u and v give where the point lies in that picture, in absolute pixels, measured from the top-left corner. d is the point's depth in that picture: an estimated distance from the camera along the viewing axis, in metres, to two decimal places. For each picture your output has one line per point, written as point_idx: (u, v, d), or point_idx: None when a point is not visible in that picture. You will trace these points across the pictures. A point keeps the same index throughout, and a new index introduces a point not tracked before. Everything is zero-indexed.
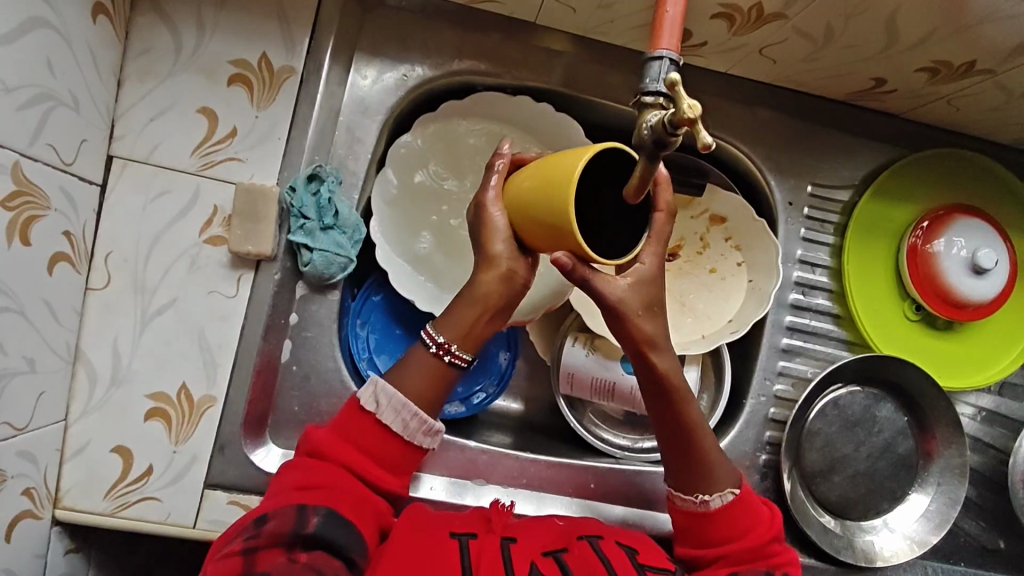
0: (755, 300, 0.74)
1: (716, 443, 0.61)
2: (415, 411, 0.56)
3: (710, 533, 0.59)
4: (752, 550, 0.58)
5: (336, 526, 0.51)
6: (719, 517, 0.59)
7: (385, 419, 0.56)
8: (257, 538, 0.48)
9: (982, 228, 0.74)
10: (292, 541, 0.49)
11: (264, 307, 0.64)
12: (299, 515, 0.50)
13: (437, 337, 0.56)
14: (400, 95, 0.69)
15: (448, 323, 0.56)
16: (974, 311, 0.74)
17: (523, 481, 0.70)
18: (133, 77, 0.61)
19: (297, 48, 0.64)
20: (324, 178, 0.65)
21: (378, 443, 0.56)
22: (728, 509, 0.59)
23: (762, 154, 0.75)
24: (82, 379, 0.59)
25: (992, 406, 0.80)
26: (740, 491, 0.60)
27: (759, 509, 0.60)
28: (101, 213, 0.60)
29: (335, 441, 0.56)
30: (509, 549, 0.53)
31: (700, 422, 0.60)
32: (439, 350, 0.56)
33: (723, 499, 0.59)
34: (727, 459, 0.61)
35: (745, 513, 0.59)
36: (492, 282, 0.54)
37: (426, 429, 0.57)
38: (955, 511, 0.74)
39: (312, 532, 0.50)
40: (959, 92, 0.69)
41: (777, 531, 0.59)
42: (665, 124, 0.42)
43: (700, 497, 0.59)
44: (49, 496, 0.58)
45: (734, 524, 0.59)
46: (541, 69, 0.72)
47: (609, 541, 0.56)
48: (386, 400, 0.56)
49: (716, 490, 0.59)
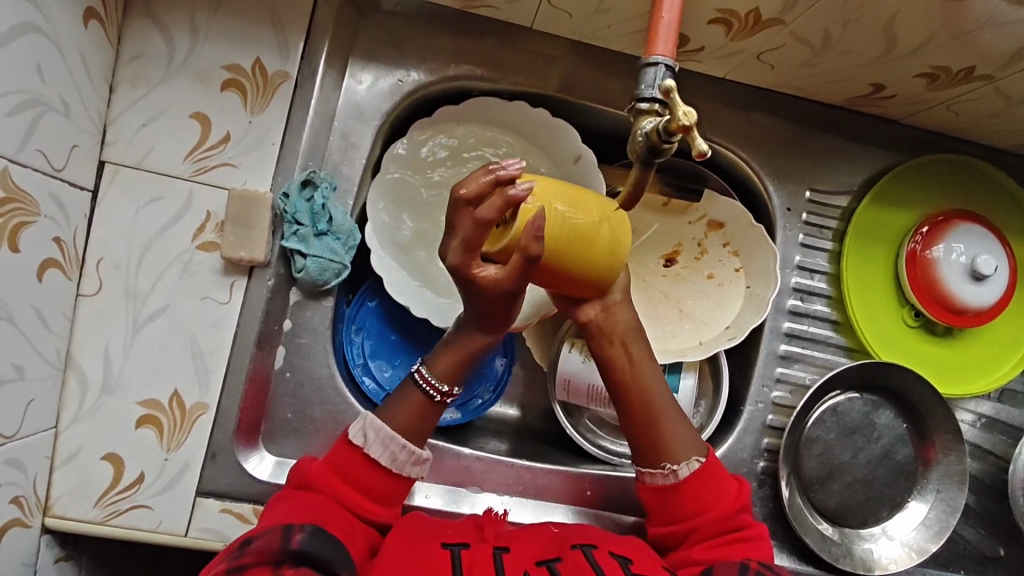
0: (752, 307, 0.73)
1: (673, 411, 0.61)
2: (421, 453, 0.58)
3: (681, 506, 0.59)
4: (722, 522, 0.58)
5: (322, 543, 0.50)
6: (690, 486, 0.59)
7: (374, 455, 0.57)
8: (243, 557, 0.46)
9: (981, 233, 0.74)
10: (280, 557, 0.47)
11: (256, 314, 0.63)
12: (284, 533, 0.49)
13: (440, 387, 0.59)
14: (395, 101, 0.69)
15: (448, 372, 0.59)
16: (973, 316, 0.73)
17: (517, 488, 0.70)
18: (125, 82, 0.61)
19: (291, 54, 0.63)
20: (318, 184, 0.64)
21: (368, 476, 0.57)
22: (695, 478, 0.59)
23: (760, 159, 0.75)
24: (73, 387, 0.59)
25: (992, 413, 0.79)
26: (706, 459, 0.60)
27: (729, 479, 0.60)
28: (92, 219, 0.59)
29: (326, 474, 0.56)
30: (502, 558, 0.53)
31: (658, 387, 0.61)
32: (444, 397, 0.59)
33: (690, 466, 0.59)
34: (689, 425, 0.61)
35: (712, 482, 0.59)
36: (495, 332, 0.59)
37: (415, 459, 0.58)
38: (955, 518, 0.73)
39: (298, 548, 0.48)
40: (958, 98, 0.69)
41: (745, 495, 0.60)
42: (659, 132, 0.43)
43: (669, 468, 0.59)
44: (38, 505, 0.57)
45: (704, 493, 0.58)
46: (537, 74, 0.71)
47: (603, 551, 0.55)
48: (388, 449, 0.57)
49: (681, 459, 0.59)
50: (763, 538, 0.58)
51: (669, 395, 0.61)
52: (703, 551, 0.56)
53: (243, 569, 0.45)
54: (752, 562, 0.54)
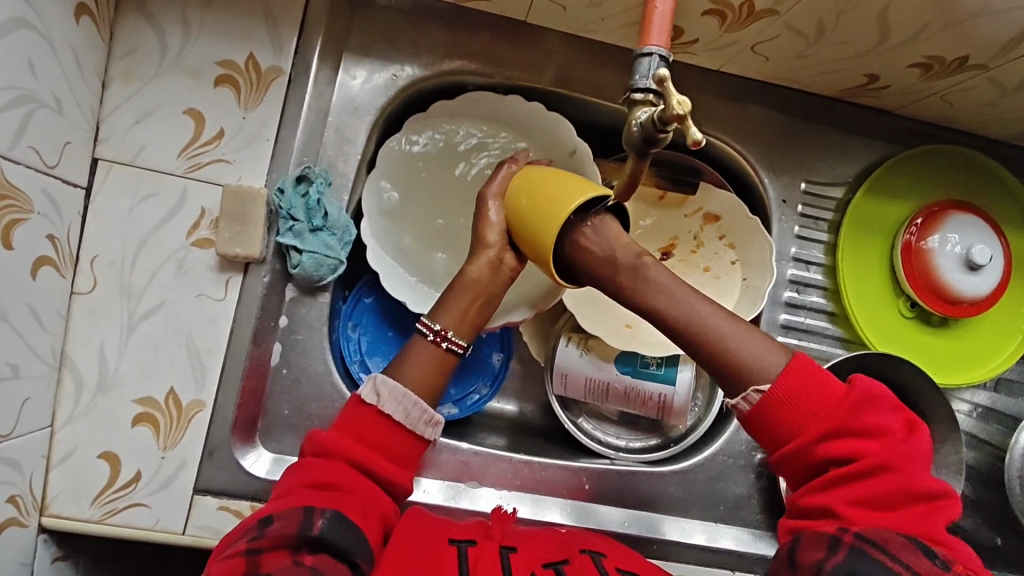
0: (749, 300, 0.73)
1: (723, 329, 0.54)
2: (417, 401, 0.56)
3: (770, 442, 0.53)
4: (819, 462, 0.51)
5: (344, 531, 0.50)
6: (760, 420, 0.52)
7: (388, 411, 0.55)
8: (261, 539, 0.48)
9: (975, 223, 0.74)
10: (297, 542, 0.48)
11: (253, 309, 0.63)
12: (304, 517, 0.49)
13: (433, 325, 0.58)
14: (391, 96, 0.69)
15: (442, 311, 0.59)
16: (969, 306, 0.73)
17: (516, 483, 0.70)
18: (117, 78, 0.60)
19: (284, 48, 0.63)
20: (313, 180, 0.64)
21: (386, 435, 0.55)
22: (764, 409, 0.52)
23: (755, 152, 0.75)
24: (68, 384, 0.58)
25: (988, 403, 0.80)
26: (772, 384, 0.52)
27: (818, 400, 0.51)
28: (86, 217, 0.59)
29: (343, 438, 0.55)
30: (509, 558, 0.52)
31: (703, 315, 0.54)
32: (437, 338, 0.58)
33: (750, 400, 0.52)
34: (744, 348, 0.53)
35: (793, 411, 0.51)
36: (482, 268, 0.60)
37: (428, 420, 0.57)
38: None
39: (318, 534, 0.49)
40: (952, 88, 0.69)
41: (846, 421, 0.51)
42: (654, 121, 0.43)
43: (726, 403, 0.53)
44: (35, 504, 0.57)
45: (788, 424, 0.52)
46: (532, 69, 0.71)
47: (612, 562, 0.54)
48: (388, 391, 0.56)
49: (740, 392, 0.53)
50: (884, 470, 0.51)
51: (708, 313, 0.54)
52: (805, 498, 0.53)
53: (261, 554, 0.47)
54: (845, 535, 0.49)
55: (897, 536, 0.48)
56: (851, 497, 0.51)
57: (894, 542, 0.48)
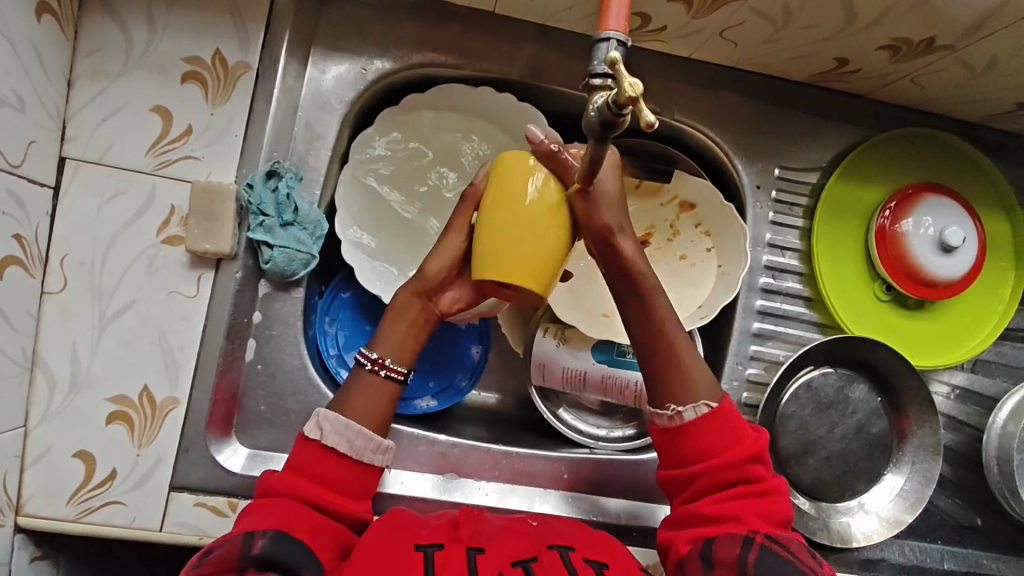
0: (723, 286, 0.73)
1: (690, 349, 0.60)
2: (359, 430, 0.56)
3: (685, 452, 0.59)
4: (731, 472, 0.57)
5: (287, 545, 0.50)
6: (694, 430, 0.58)
7: (331, 444, 0.55)
8: (203, 566, 0.48)
9: (948, 205, 0.75)
10: (241, 564, 0.48)
11: (225, 307, 0.63)
12: (246, 539, 0.49)
13: (371, 354, 0.58)
14: (360, 90, 0.69)
15: (380, 339, 0.59)
16: (944, 288, 0.74)
17: (495, 474, 0.70)
18: (83, 77, 0.60)
19: (251, 43, 0.63)
20: (283, 175, 0.64)
21: (331, 468, 0.55)
22: (704, 421, 0.58)
23: (728, 138, 0.75)
24: (40, 384, 0.58)
25: (966, 384, 0.80)
26: (716, 404, 0.59)
27: (739, 428, 0.59)
28: (54, 216, 0.59)
29: (292, 477, 0.55)
30: (476, 561, 0.51)
31: (679, 343, 0.59)
32: (375, 366, 0.58)
33: (696, 410, 0.58)
34: (701, 367, 0.60)
35: (720, 429, 0.58)
36: (410, 301, 0.59)
37: (375, 446, 0.57)
38: (930, 489, 0.73)
39: (260, 552, 0.49)
40: (922, 70, 0.69)
41: (760, 450, 0.58)
42: (609, 104, 0.42)
43: (673, 409, 0.59)
44: (9, 504, 0.57)
45: (713, 445, 0.58)
46: (503, 60, 0.71)
47: (579, 555, 0.54)
48: (330, 425, 0.56)
49: (689, 401, 0.58)
50: (775, 493, 0.58)
51: (682, 331, 0.60)
52: (709, 504, 0.57)
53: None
54: (757, 535, 0.54)
55: (794, 540, 0.54)
56: (752, 509, 0.56)
57: (796, 546, 0.53)
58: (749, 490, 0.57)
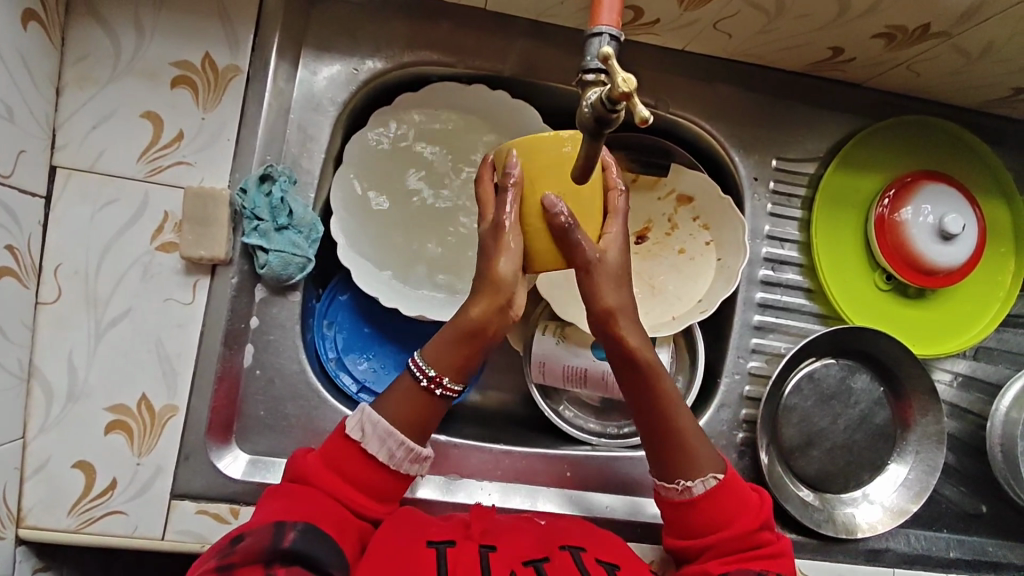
0: (723, 279, 0.73)
1: (694, 425, 0.60)
2: (402, 440, 0.55)
3: (696, 522, 0.58)
4: (739, 538, 0.57)
5: (314, 541, 0.49)
6: (704, 503, 0.58)
7: (371, 450, 0.55)
8: (231, 556, 0.46)
9: (947, 193, 0.74)
10: (269, 557, 0.47)
11: (221, 312, 0.62)
12: (275, 532, 0.49)
13: (427, 370, 0.55)
14: (352, 90, 0.68)
15: (437, 357, 0.55)
16: (944, 276, 0.74)
17: (498, 473, 0.70)
18: (72, 84, 0.60)
19: (241, 46, 0.63)
20: (276, 179, 0.64)
21: (365, 471, 0.55)
22: (713, 494, 0.58)
23: (724, 130, 0.74)
24: (38, 395, 0.58)
25: (968, 371, 0.80)
26: (723, 475, 0.59)
27: (744, 495, 0.59)
28: (47, 226, 0.58)
29: (324, 471, 0.55)
30: (488, 558, 0.51)
31: (687, 420, 0.59)
32: (431, 384, 0.55)
33: (706, 484, 0.58)
34: (706, 440, 0.60)
35: (729, 498, 0.58)
36: (481, 314, 0.54)
37: (414, 457, 0.56)
38: (934, 478, 0.73)
39: (289, 546, 0.48)
40: (918, 57, 0.68)
41: (766, 516, 0.59)
42: (603, 101, 0.42)
43: (683, 484, 0.58)
44: (10, 517, 0.56)
45: (721, 513, 0.58)
46: (495, 56, 0.71)
47: (591, 555, 0.54)
48: (372, 428, 0.55)
49: (697, 476, 0.58)
50: (783, 557, 0.58)
51: (686, 407, 0.59)
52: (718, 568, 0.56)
53: (232, 568, 0.45)
54: None
55: None
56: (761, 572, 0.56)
57: None
58: (758, 555, 0.56)
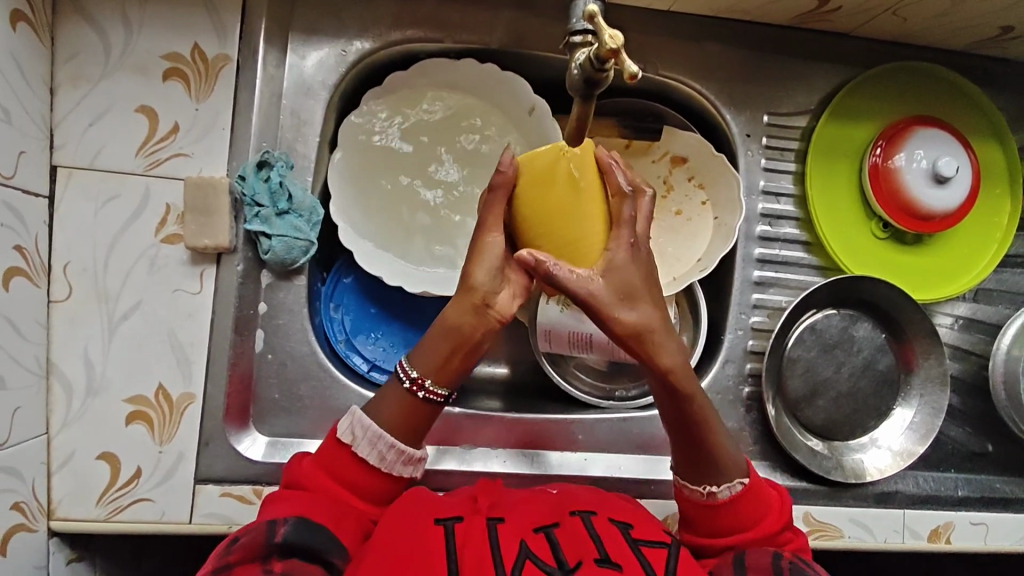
0: (721, 236, 0.74)
1: (724, 433, 0.59)
2: (391, 443, 0.55)
3: (719, 525, 0.57)
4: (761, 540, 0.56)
5: (308, 532, 0.50)
6: (729, 507, 0.57)
7: (362, 454, 0.55)
8: (230, 555, 0.49)
9: (940, 137, 0.74)
10: (266, 552, 0.49)
11: (230, 299, 0.63)
12: (269, 527, 0.50)
13: (410, 372, 0.56)
14: (342, 72, 0.68)
15: (421, 358, 0.56)
16: (940, 220, 0.75)
17: (511, 441, 0.71)
18: (65, 83, 0.60)
19: (229, 35, 0.63)
20: (273, 164, 0.65)
21: (356, 474, 0.55)
22: (739, 499, 0.57)
23: (715, 89, 0.75)
24: (58, 391, 0.59)
25: (969, 314, 0.81)
26: (748, 480, 0.58)
27: (767, 498, 0.59)
28: (53, 225, 0.59)
29: (315, 472, 0.55)
30: (497, 529, 0.51)
31: (719, 427, 0.58)
32: (414, 387, 0.56)
33: (731, 489, 0.57)
34: (734, 447, 0.59)
35: (754, 502, 0.58)
36: (463, 316, 0.54)
37: (405, 459, 0.56)
38: (939, 420, 0.74)
39: (283, 539, 0.49)
40: (903, 2, 0.68)
41: (787, 518, 0.58)
42: (592, 60, 0.43)
43: (708, 488, 0.57)
44: (41, 509, 0.58)
45: (745, 516, 0.57)
46: (482, 30, 0.71)
47: (602, 518, 0.54)
48: (362, 431, 0.55)
49: (724, 481, 0.58)
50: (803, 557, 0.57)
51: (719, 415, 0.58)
52: None
53: (231, 568, 0.48)
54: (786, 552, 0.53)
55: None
56: None
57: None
58: None
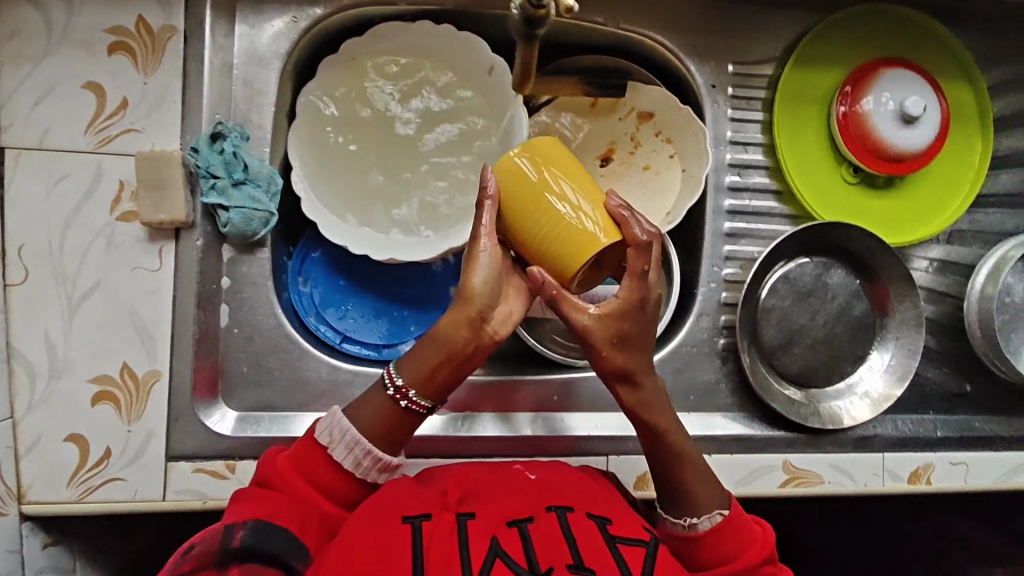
0: (689, 188, 0.73)
1: (700, 464, 0.57)
2: (368, 448, 0.53)
3: (702, 558, 0.55)
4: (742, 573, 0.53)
5: (268, 536, 0.48)
6: (710, 539, 0.54)
7: (337, 457, 0.53)
8: (183, 564, 0.47)
9: (906, 77, 0.74)
10: (220, 559, 0.47)
11: (190, 275, 0.63)
12: (227, 532, 0.48)
13: (396, 379, 0.53)
14: (293, 40, 0.67)
15: (409, 365, 0.53)
16: (911, 161, 0.74)
17: (487, 405, 0.71)
18: (6, 61, 0.59)
19: (173, 5, 0.62)
20: (227, 135, 0.63)
21: (327, 476, 0.53)
22: (720, 530, 0.55)
23: (676, 40, 0.73)
24: (20, 375, 0.59)
25: (943, 256, 0.80)
26: (729, 510, 0.56)
27: (749, 530, 0.55)
28: (3, 208, 0.58)
29: (285, 470, 0.53)
30: (466, 525, 0.48)
31: (695, 457, 0.57)
32: (398, 395, 0.53)
33: (711, 519, 0.55)
34: (714, 479, 0.57)
35: (735, 533, 0.55)
36: (456, 325, 0.52)
37: (381, 466, 0.54)
38: (915, 360, 0.74)
39: (240, 545, 0.47)
40: None
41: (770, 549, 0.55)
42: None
43: (688, 520, 0.55)
44: (10, 493, 0.58)
45: (724, 547, 0.54)
46: None
47: (580, 513, 0.50)
48: (340, 435, 0.53)
49: (702, 512, 0.55)
50: None
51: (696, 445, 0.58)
52: None
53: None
54: None
55: None
56: None
57: None
58: None
